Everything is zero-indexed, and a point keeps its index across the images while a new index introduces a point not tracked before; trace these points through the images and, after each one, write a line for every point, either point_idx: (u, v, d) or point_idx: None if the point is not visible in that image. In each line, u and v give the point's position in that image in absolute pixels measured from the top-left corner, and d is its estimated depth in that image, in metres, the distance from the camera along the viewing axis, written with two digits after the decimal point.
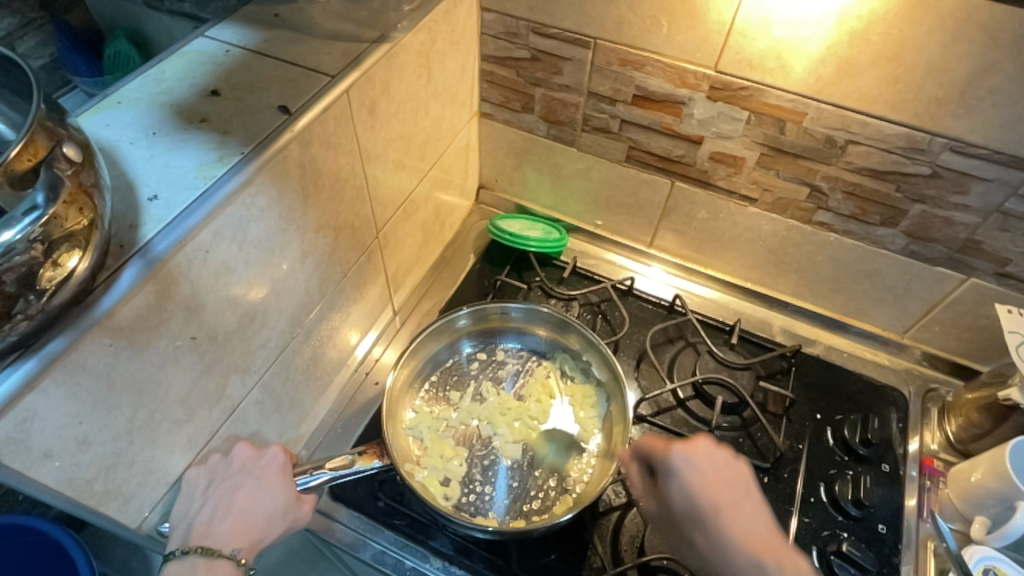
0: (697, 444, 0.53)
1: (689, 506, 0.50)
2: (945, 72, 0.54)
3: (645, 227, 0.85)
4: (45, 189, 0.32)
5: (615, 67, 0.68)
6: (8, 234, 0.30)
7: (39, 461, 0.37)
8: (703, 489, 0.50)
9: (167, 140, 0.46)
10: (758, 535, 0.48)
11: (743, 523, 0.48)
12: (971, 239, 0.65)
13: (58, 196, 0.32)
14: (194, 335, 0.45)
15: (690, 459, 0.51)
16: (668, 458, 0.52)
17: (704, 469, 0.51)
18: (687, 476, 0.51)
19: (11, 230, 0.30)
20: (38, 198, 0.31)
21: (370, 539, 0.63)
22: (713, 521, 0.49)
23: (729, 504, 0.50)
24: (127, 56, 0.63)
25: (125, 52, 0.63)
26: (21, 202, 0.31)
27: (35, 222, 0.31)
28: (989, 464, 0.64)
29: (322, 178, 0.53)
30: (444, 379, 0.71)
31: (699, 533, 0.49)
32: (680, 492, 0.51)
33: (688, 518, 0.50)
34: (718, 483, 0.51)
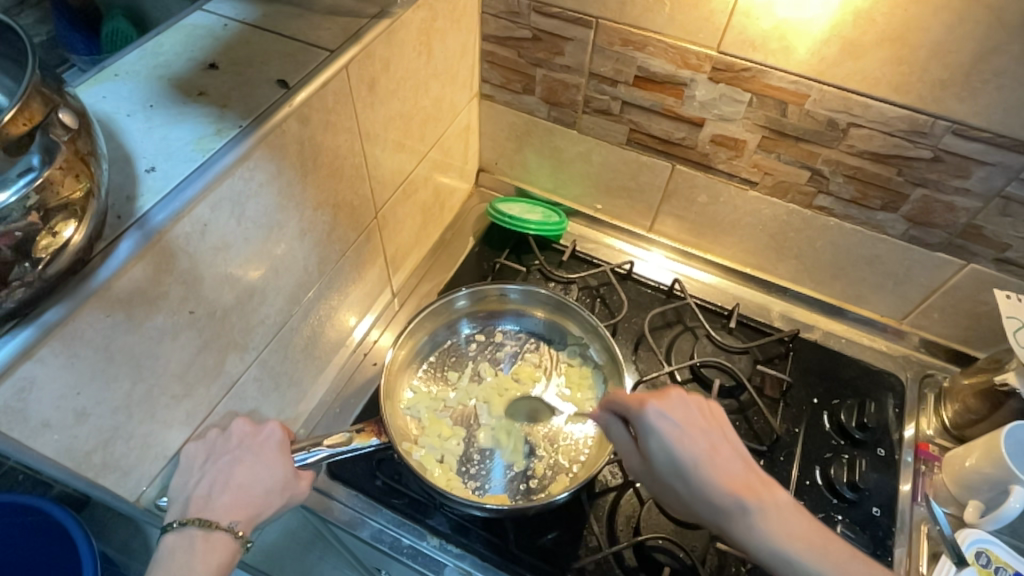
0: (668, 401, 0.51)
1: (671, 461, 0.49)
2: (950, 53, 0.54)
3: (645, 212, 0.85)
4: (41, 152, 0.31)
5: (617, 48, 0.68)
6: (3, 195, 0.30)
7: (38, 431, 0.37)
8: (682, 441, 0.49)
9: (164, 113, 0.45)
10: (737, 476, 0.47)
11: (723, 465, 0.48)
12: (972, 224, 0.65)
13: (54, 160, 0.32)
14: (192, 310, 0.45)
15: (665, 415, 0.50)
16: (643, 415, 0.51)
17: (680, 420, 0.50)
18: (663, 433, 0.50)
19: (6, 192, 0.30)
20: (33, 160, 0.31)
21: (368, 517, 0.63)
22: (694, 472, 0.47)
23: (707, 450, 0.49)
24: (125, 35, 0.62)
25: (122, 30, 0.63)
26: (16, 164, 0.31)
27: (30, 183, 0.30)
28: (985, 449, 0.64)
29: (321, 154, 0.52)
30: (443, 360, 0.71)
31: (683, 485, 0.48)
32: (659, 448, 0.49)
33: (672, 473, 0.49)
34: (695, 431, 0.50)
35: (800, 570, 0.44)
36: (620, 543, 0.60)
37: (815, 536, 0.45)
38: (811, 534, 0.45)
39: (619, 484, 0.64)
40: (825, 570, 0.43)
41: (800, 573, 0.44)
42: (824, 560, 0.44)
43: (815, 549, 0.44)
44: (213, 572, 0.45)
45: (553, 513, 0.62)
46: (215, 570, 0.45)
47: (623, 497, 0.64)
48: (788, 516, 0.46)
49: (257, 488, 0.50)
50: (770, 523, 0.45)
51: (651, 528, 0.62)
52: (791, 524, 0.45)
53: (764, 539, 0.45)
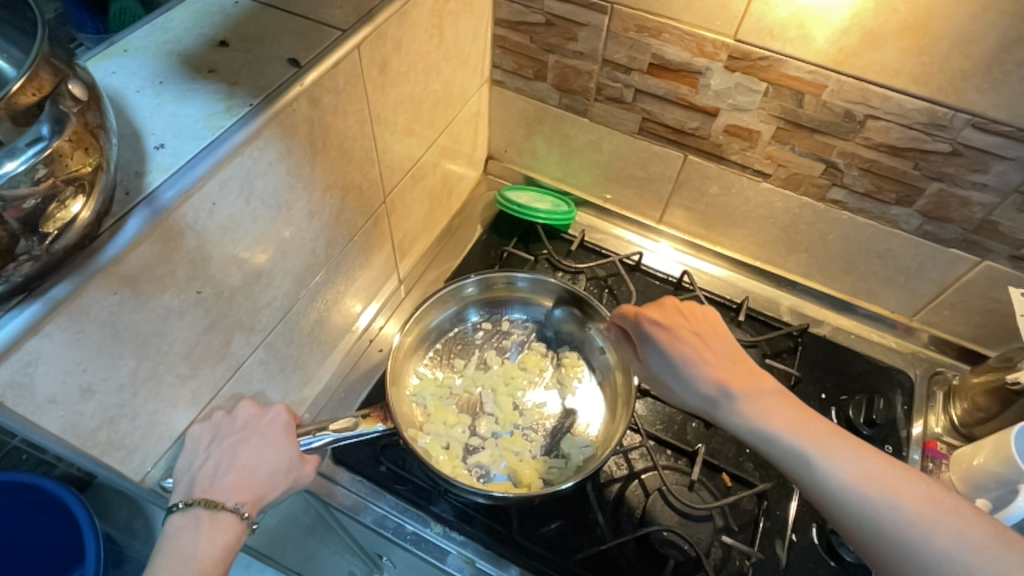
0: (660, 309, 0.57)
1: (663, 359, 0.54)
2: (972, 44, 0.53)
3: (655, 202, 0.84)
4: (51, 122, 0.31)
5: (631, 34, 0.67)
6: (12, 165, 0.29)
7: (44, 407, 0.36)
8: (673, 341, 0.54)
9: (174, 89, 0.45)
10: (722, 367, 0.51)
11: (713, 363, 0.51)
12: (987, 219, 0.64)
13: (64, 131, 0.31)
14: (200, 289, 0.44)
15: (653, 321, 0.56)
16: (635, 323, 0.57)
17: (670, 324, 0.55)
18: (654, 334, 0.55)
19: (14, 161, 0.29)
20: (44, 129, 0.30)
21: (372, 502, 0.63)
22: (684, 367, 0.52)
23: (695, 347, 0.53)
24: (133, 13, 0.62)
25: (130, 9, 0.62)
26: (24, 132, 0.30)
27: (39, 155, 0.30)
28: (993, 447, 0.64)
29: (330, 136, 0.52)
30: (449, 347, 0.70)
31: (675, 380, 0.53)
32: (652, 350, 0.55)
33: (665, 370, 0.54)
34: (685, 332, 0.54)
35: (779, 446, 0.46)
36: (624, 533, 0.60)
37: (800, 420, 0.47)
38: (796, 416, 0.47)
39: (624, 475, 0.64)
40: (805, 445, 0.45)
41: (780, 450, 0.46)
42: (804, 439, 0.45)
43: (799, 429, 0.46)
44: (219, 553, 0.45)
45: (557, 503, 0.62)
46: (220, 551, 0.45)
47: (628, 488, 0.63)
48: (771, 399, 0.48)
49: (263, 471, 0.50)
50: (755, 407, 0.48)
51: (656, 520, 0.61)
52: (775, 408, 0.47)
53: (747, 421, 0.48)
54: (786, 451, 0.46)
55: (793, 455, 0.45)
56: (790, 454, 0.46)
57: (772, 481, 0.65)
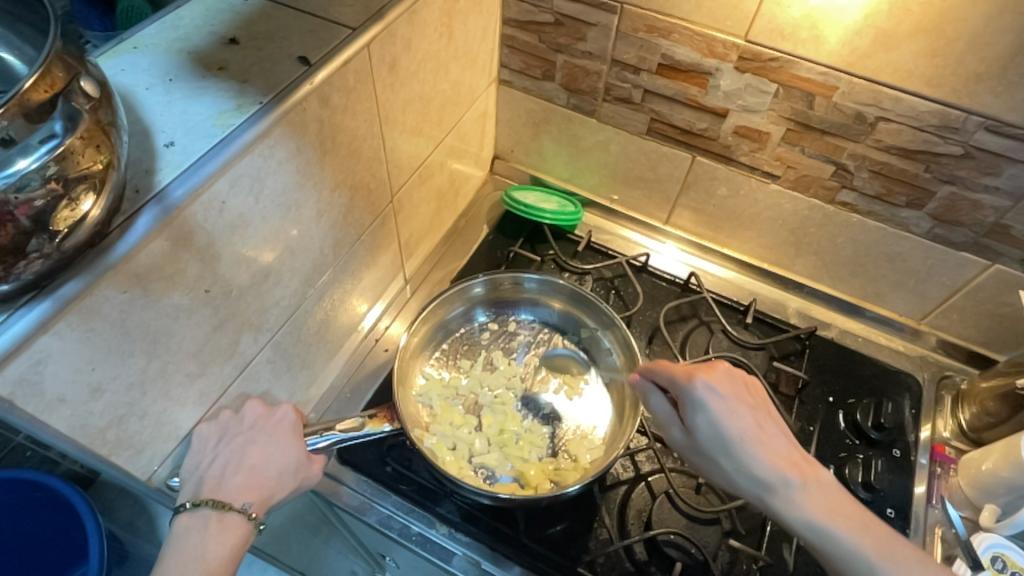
0: (717, 377, 0.50)
1: (719, 435, 0.48)
2: (986, 47, 0.52)
3: (662, 203, 0.84)
4: (64, 119, 0.30)
5: (641, 34, 0.66)
6: (25, 163, 0.29)
7: (53, 406, 0.36)
8: (731, 415, 0.48)
9: (184, 87, 0.44)
10: (782, 454, 0.47)
11: (769, 443, 0.47)
12: (999, 223, 0.63)
13: (76, 128, 0.31)
14: (208, 288, 0.44)
15: (715, 390, 0.48)
16: (690, 389, 0.49)
17: (730, 397, 0.49)
18: (711, 407, 0.48)
19: (26, 159, 0.29)
20: (56, 127, 0.30)
21: (376, 503, 0.63)
22: (742, 447, 0.47)
23: (753, 426, 0.48)
24: (141, 11, 0.62)
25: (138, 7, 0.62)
26: (38, 130, 0.29)
27: (51, 152, 0.30)
28: (1003, 453, 0.63)
29: (339, 135, 0.51)
30: (456, 347, 0.70)
31: (727, 459, 0.48)
32: (705, 424, 0.48)
33: (717, 446, 0.48)
34: (742, 407, 0.48)
35: (837, 544, 0.45)
36: (630, 536, 0.60)
37: (855, 514, 0.46)
38: (851, 512, 0.46)
39: (631, 478, 0.64)
40: (866, 545, 0.44)
41: (839, 547, 0.45)
42: (864, 539, 0.45)
43: (856, 526, 0.45)
44: (227, 554, 0.45)
45: (564, 505, 0.62)
46: (229, 552, 0.45)
47: (634, 491, 0.63)
48: (830, 497, 0.46)
49: (271, 470, 0.49)
50: (813, 502, 0.46)
51: (662, 523, 0.61)
52: (833, 505, 0.46)
53: (805, 515, 0.45)
54: (844, 549, 0.44)
55: (851, 555, 0.44)
56: (850, 555, 0.44)
57: None
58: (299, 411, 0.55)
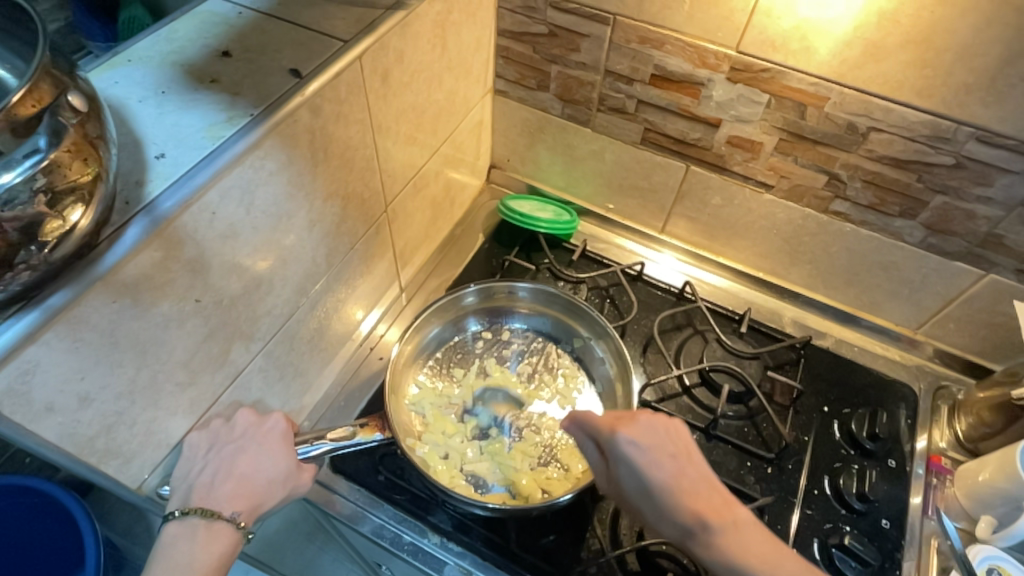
0: (637, 427, 0.50)
1: (640, 485, 0.48)
2: (976, 58, 0.52)
3: (657, 212, 0.84)
4: (50, 134, 0.31)
5: (633, 45, 0.67)
6: (10, 176, 0.29)
7: (41, 415, 0.36)
8: (649, 465, 0.48)
9: (176, 99, 0.45)
10: (702, 497, 0.47)
11: (688, 490, 0.47)
12: (992, 233, 0.63)
13: (61, 143, 0.31)
14: (199, 298, 0.45)
15: (633, 440, 0.49)
16: (612, 442, 0.50)
17: (649, 445, 0.49)
18: (632, 460, 0.49)
19: (11, 172, 0.29)
20: (41, 142, 0.30)
21: (369, 512, 0.63)
22: (662, 496, 0.47)
23: (674, 474, 0.48)
24: (140, 23, 0.63)
25: (138, 19, 0.63)
26: (22, 144, 0.30)
27: (37, 165, 0.30)
28: (998, 464, 0.63)
29: (331, 145, 0.52)
30: (449, 356, 0.70)
31: (651, 508, 0.48)
32: (629, 475, 0.49)
33: (640, 495, 0.49)
34: (663, 456, 0.49)
35: None
36: (623, 546, 0.60)
37: (775, 558, 0.45)
38: (775, 556, 0.45)
39: None
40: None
41: None
42: None
43: (773, 570, 0.45)
44: (215, 562, 0.45)
45: (556, 515, 0.62)
46: (217, 560, 0.45)
47: None
48: (752, 539, 0.46)
49: (261, 479, 0.49)
50: (732, 546, 0.45)
51: (655, 533, 0.61)
52: (755, 547, 0.46)
53: (724, 560, 0.45)
54: None
55: None
56: None
57: (773, 495, 0.65)
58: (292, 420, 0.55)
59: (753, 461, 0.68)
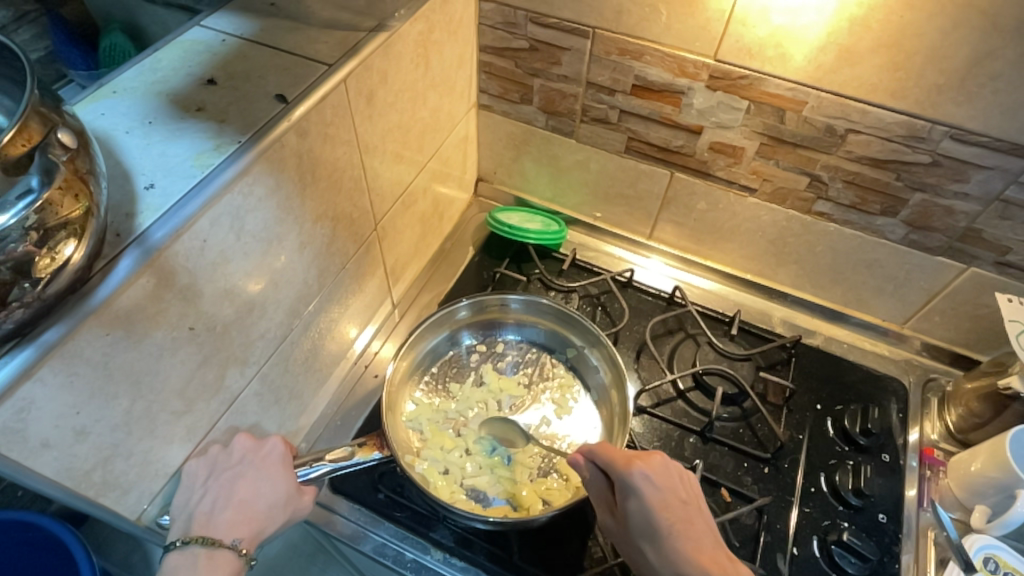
0: (652, 463, 0.52)
1: (648, 524, 0.50)
2: (946, 59, 0.54)
3: (645, 219, 0.85)
4: (40, 174, 0.31)
5: (613, 57, 0.68)
6: (3, 218, 0.29)
7: (37, 452, 0.36)
8: (661, 504, 0.50)
9: (163, 129, 0.45)
10: (706, 549, 0.49)
11: (694, 537, 0.49)
12: (971, 228, 0.65)
13: (53, 181, 0.32)
14: (192, 325, 0.45)
15: (649, 478, 0.51)
16: (627, 475, 0.51)
17: (662, 486, 0.51)
18: (645, 494, 0.50)
19: (6, 214, 0.29)
20: (33, 182, 0.31)
21: (371, 531, 0.63)
22: (669, 537, 0.49)
23: (681, 520, 0.50)
24: (123, 49, 0.65)
25: (120, 44, 0.65)
26: (15, 186, 0.30)
27: (30, 207, 0.30)
28: (990, 453, 0.64)
29: (319, 167, 0.52)
30: (444, 371, 0.70)
31: (655, 552, 0.49)
32: (638, 511, 0.50)
33: (647, 537, 0.50)
34: (674, 499, 0.51)
35: None
36: (625, 553, 0.60)
37: None
38: None
39: None
40: None
41: None
42: None
43: None
44: None
45: (559, 525, 0.62)
46: None
47: None
48: None
49: (262, 504, 0.50)
50: None
51: None
52: None
53: None
54: None
55: None
56: None
57: (771, 495, 0.66)
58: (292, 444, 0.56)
59: (750, 462, 0.68)
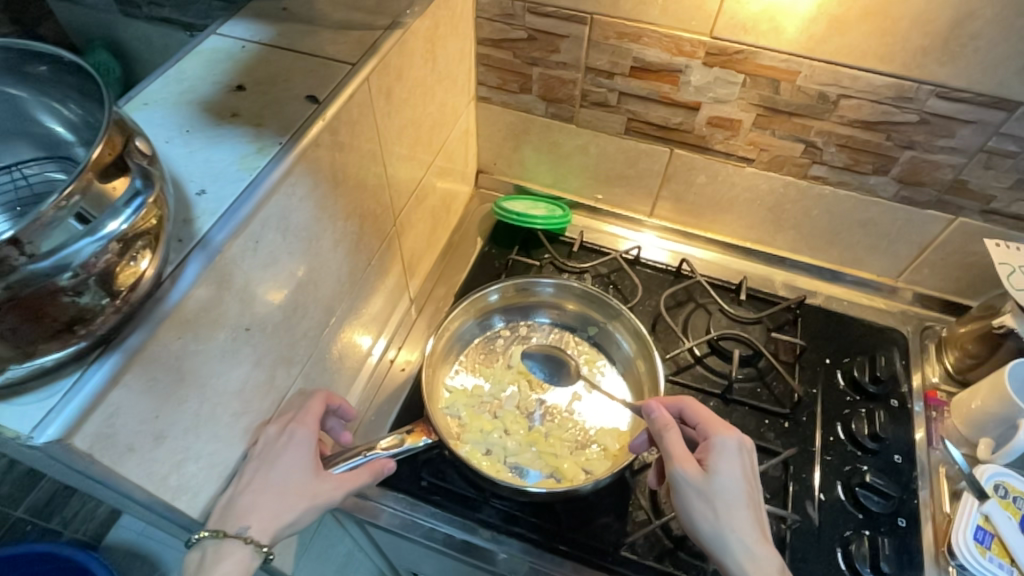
0: (748, 441, 0.56)
1: (731, 486, 0.52)
2: (930, 22, 0.58)
3: (645, 197, 0.88)
4: (141, 178, 0.34)
5: (612, 41, 0.70)
6: (116, 224, 0.32)
7: (124, 457, 0.37)
8: (747, 477, 0.53)
9: (202, 136, 0.46)
10: (763, 531, 0.52)
11: (757, 516, 0.52)
12: (958, 179, 0.69)
13: (151, 184, 0.34)
14: (247, 326, 0.46)
15: (743, 449, 0.55)
16: (727, 439, 0.55)
17: (748, 462, 0.55)
18: (737, 459, 0.54)
19: (118, 220, 0.32)
20: (138, 184, 0.33)
21: (416, 517, 0.64)
22: (744, 504, 0.52)
23: (754, 497, 0.53)
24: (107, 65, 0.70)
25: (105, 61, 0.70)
26: (124, 189, 0.33)
27: (137, 210, 0.33)
28: (989, 389, 0.69)
29: (349, 166, 0.54)
30: (474, 357, 0.72)
31: (725, 512, 0.51)
32: (727, 470, 0.53)
33: (722, 496, 0.52)
34: (752, 477, 0.54)
35: None
36: (666, 513, 0.63)
37: None
38: None
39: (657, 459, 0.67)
40: None
41: None
42: None
43: None
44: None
45: (600, 495, 0.64)
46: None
47: None
48: None
49: (275, 490, 0.47)
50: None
51: None
52: None
53: None
54: None
55: None
56: None
57: (795, 446, 0.69)
58: (309, 417, 0.52)
59: (771, 418, 0.72)
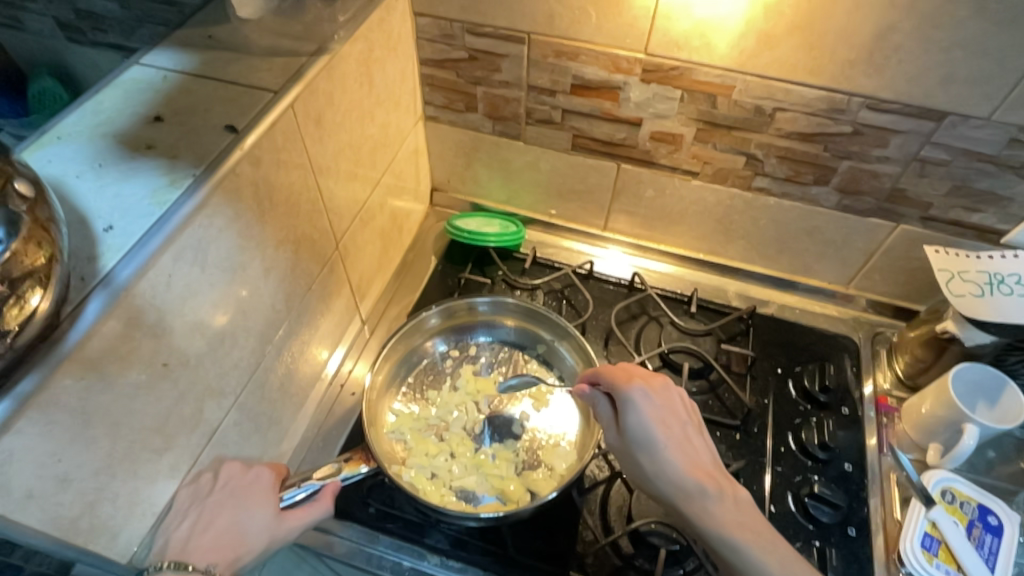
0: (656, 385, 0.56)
1: (646, 437, 0.54)
2: (854, 36, 0.58)
3: (598, 211, 0.88)
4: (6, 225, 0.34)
5: (550, 59, 0.71)
6: None
7: (22, 504, 0.36)
8: (660, 421, 0.54)
9: (114, 169, 0.45)
10: (701, 465, 0.53)
11: (688, 456, 0.53)
12: (896, 188, 0.70)
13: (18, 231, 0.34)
14: (165, 361, 0.45)
15: (649, 396, 0.55)
16: (630, 393, 0.55)
17: (663, 405, 0.55)
18: (643, 409, 0.54)
19: None
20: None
21: (366, 546, 0.63)
22: (664, 449, 0.53)
23: (677, 437, 0.54)
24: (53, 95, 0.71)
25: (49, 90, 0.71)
26: None
27: None
28: (936, 395, 0.68)
29: (276, 192, 0.53)
30: (420, 380, 0.72)
31: (649, 463, 0.53)
32: (638, 423, 0.54)
33: (642, 450, 0.54)
34: (670, 419, 0.55)
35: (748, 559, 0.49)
36: (614, 532, 0.62)
37: (763, 532, 0.50)
38: (756, 527, 0.50)
39: (607, 477, 0.67)
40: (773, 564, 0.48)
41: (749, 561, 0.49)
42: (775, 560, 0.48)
43: (758, 539, 0.49)
44: None
45: (548, 515, 0.64)
46: None
47: (612, 489, 0.66)
48: (735, 511, 0.51)
49: (235, 534, 0.49)
50: (722, 516, 0.50)
51: (643, 514, 0.64)
52: (739, 518, 0.50)
53: (716, 526, 0.50)
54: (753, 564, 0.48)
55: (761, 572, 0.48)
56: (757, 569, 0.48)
57: (744, 458, 0.69)
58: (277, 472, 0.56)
59: (722, 430, 0.72)
